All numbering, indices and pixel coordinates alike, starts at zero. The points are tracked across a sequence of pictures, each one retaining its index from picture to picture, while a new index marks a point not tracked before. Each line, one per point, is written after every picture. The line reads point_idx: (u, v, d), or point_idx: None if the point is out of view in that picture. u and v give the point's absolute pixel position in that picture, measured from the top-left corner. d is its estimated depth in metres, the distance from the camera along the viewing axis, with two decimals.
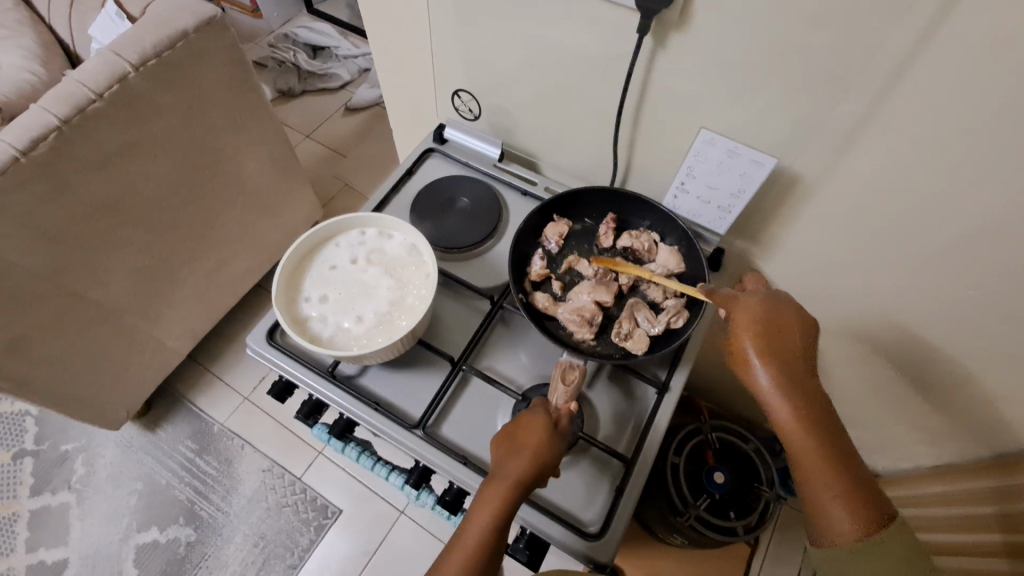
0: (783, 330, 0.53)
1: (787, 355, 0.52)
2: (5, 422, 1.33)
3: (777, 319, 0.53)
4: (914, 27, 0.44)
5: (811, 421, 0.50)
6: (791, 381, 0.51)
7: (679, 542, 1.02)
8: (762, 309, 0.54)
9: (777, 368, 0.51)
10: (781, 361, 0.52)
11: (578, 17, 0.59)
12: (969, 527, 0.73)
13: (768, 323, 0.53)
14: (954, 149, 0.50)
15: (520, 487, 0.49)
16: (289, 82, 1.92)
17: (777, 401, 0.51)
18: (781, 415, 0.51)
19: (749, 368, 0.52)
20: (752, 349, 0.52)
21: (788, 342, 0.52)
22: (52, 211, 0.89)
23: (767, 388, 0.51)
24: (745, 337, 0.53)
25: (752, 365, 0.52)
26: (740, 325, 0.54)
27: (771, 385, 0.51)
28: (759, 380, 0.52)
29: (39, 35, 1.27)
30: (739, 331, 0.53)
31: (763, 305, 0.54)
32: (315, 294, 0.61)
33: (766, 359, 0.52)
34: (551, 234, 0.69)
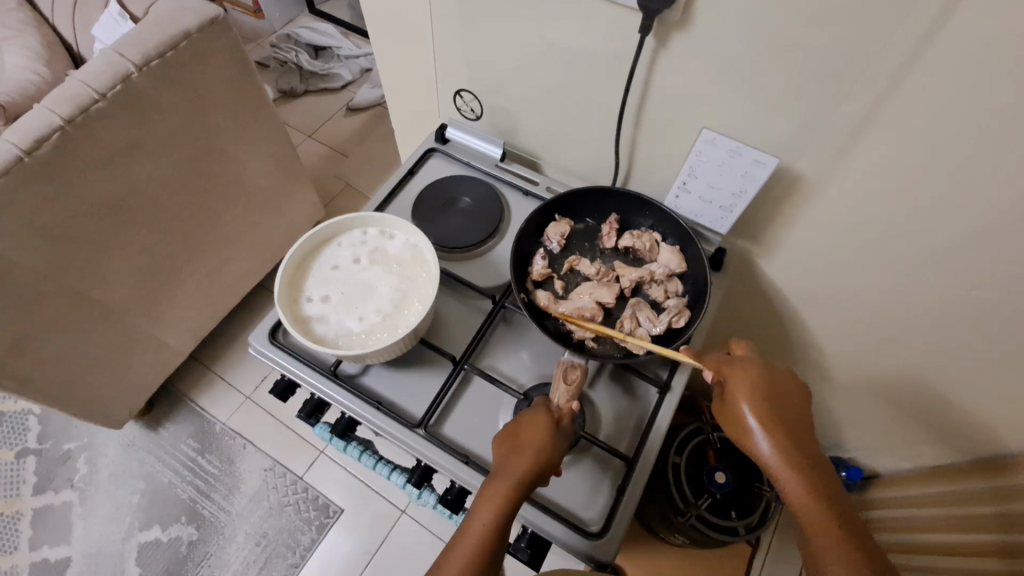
0: (779, 393, 0.53)
1: (785, 419, 0.52)
2: (8, 420, 1.34)
3: (772, 384, 0.53)
4: (915, 27, 0.44)
5: (816, 489, 0.49)
6: (791, 446, 0.51)
7: (680, 541, 1.02)
8: (758, 372, 0.54)
9: (777, 432, 0.51)
10: (781, 425, 0.51)
11: (580, 17, 0.59)
12: (969, 527, 0.76)
13: (764, 387, 0.53)
14: (955, 150, 0.50)
15: (522, 486, 0.49)
16: (292, 82, 1.93)
17: (780, 466, 0.50)
18: (785, 481, 0.50)
19: (748, 431, 0.52)
20: (750, 413, 0.52)
21: (785, 406, 0.53)
22: (55, 211, 0.90)
23: (769, 453, 0.51)
24: (744, 400, 0.53)
25: (751, 429, 0.52)
26: (738, 388, 0.53)
27: (772, 450, 0.51)
28: (760, 445, 0.51)
29: (43, 36, 1.27)
30: (737, 394, 0.53)
31: (759, 369, 0.54)
32: (317, 294, 0.61)
33: (764, 422, 0.51)
34: (552, 235, 0.69)
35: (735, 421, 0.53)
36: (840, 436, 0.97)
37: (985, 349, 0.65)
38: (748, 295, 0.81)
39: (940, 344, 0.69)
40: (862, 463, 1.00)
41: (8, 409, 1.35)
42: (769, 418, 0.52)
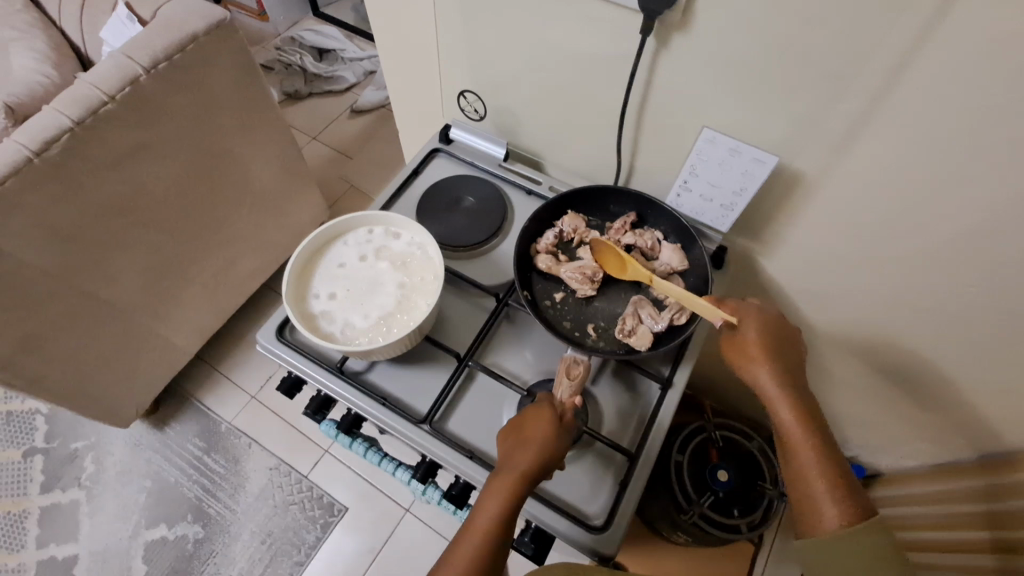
0: (781, 337, 0.57)
1: (785, 359, 0.56)
2: (16, 420, 1.35)
3: (777, 327, 0.57)
4: (912, 26, 0.45)
5: (809, 419, 0.53)
6: (790, 379, 0.55)
7: (683, 540, 1.02)
8: (766, 316, 0.57)
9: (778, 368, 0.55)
10: (781, 363, 0.55)
11: (582, 18, 0.60)
12: (964, 526, 0.78)
13: (771, 329, 0.57)
14: (953, 147, 0.51)
15: (529, 477, 0.50)
16: (296, 84, 1.94)
17: (778, 398, 0.54)
18: (781, 411, 0.54)
19: (752, 365, 0.55)
20: (757, 348, 0.55)
21: (785, 348, 0.57)
22: (65, 211, 0.91)
23: (770, 386, 0.54)
24: (752, 337, 0.56)
25: (755, 364, 0.55)
26: (748, 328, 0.57)
27: (773, 383, 0.54)
28: (762, 378, 0.55)
29: (51, 39, 1.29)
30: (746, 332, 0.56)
31: (768, 314, 0.58)
32: (324, 292, 0.62)
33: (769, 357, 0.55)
34: (565, 224, 0.70)
35: (741, 356, 0.56)
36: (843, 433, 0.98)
37: (983, 347, 0.66)
38: (750, 293, 0.82)
39: (939, 342, 0.69)
40: (864, 461, 1.01)
41: (15, 409, 1.37)
42: (773, 355, 0.55)
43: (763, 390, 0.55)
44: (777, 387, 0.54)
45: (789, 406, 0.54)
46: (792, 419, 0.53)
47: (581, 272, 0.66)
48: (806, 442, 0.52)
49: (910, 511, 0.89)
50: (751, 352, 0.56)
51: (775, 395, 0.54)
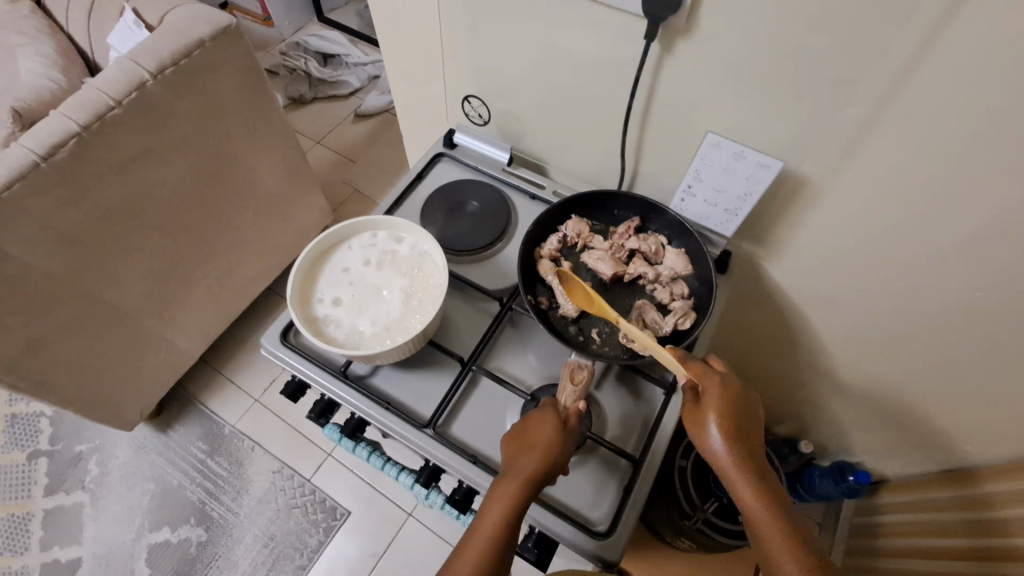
0: (743, 411, 0.54)
1: (745, 433, 0.53)
2: (21, 422, 1.36)
3: (738, 399, 0.54)
4: (917, 31, 0.45)
5: (771, 499, 0.51)
6: (750, 457, 0.52)
7: (687, 546, 1.02)
8: (731, 384, 0.55)
9: (736, 444, 0.52)
10: (739, 435, 0.53)
11: (587, 23, 0.60)
12: (937, 532, 0.83)
13: (732, 402, 0.54)
14: (959, 152, 0.50)
15: (532, 484, 0.50)
16: (300, 89, 1.95)
17: (739, 478, 0.52)
18: (744, 492, 0.51)
19: (711, 442, 0.53)
20: (718, 421, 0.53)
21: (745, 421, 0.54)
22: (70, 215, 0.91)
23: (730, 463, 0.52)
24: (715, 410, 0.53)
25: (716, 443, 0.52)
26: (712, 399, 0.54)
27: (733, 460, 0.52)
28: (722, 453, 0.52)
29: (58, 45, 1.30)
30: (709, 407, 0.53)
31: (733, 385, 0.55)
32: (328, 296, 0.62)
33: (728, 433, 0.52)
34: (569, 229, 0.70)
35: (699, 428, 0.54)
36: (847, 438, 0.98)
37: (987, 353, 0.66)
38: (754, 297, 0.82)
39: (945, 347, 0.69)
40: (869, 467, 1.00)
41: (20, 411, 1.37)
42: (733, 430, 0.52)
43: (724, 468, 0.52)
44: (737, 465, 0.51)
45: (752, 486, 0.51)
46: (756, 500, 0.51)
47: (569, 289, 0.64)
48: (770, 524, 0.50)
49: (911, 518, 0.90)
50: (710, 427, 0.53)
51: (737, 476, 0.51)
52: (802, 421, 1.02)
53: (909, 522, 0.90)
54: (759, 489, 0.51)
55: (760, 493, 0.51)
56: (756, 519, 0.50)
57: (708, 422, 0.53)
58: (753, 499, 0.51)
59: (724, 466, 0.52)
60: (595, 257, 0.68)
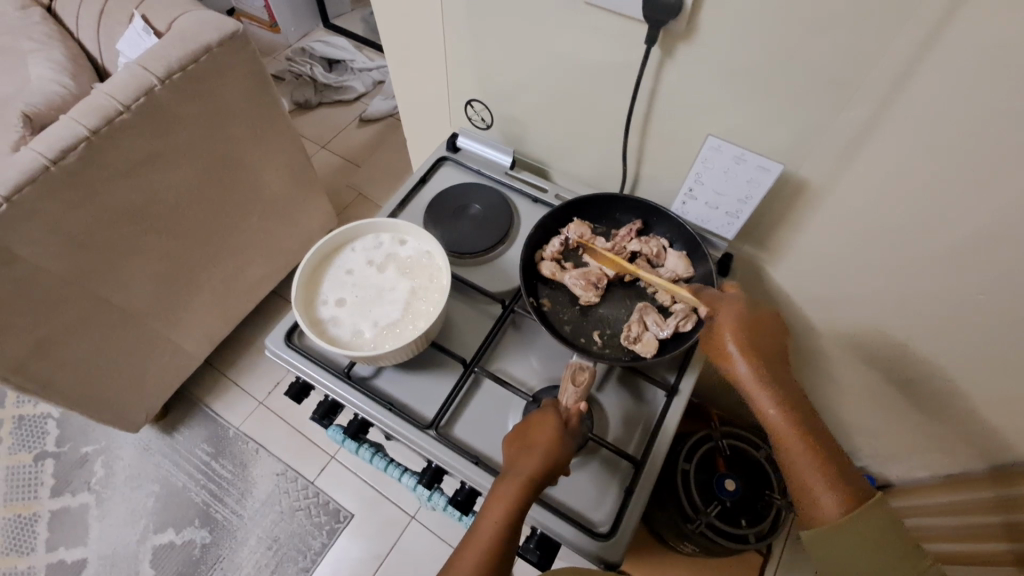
0: (761, 330, 0.57)
1: (764, 350, 0.56)
2: (28, 423, 1.37)
3: (755, 319, 0.58)
4: (914, 36, 0.46)
5: (791, 409, 0.54)
6: (770, 370, 0.55)
7: (690, 550, 1.02)
8: (747, 311, 0.58)
9: (754, 362, 0.55)
10: (760, 354, 0.56)
11: (589, 29, 0.61)
12: (978, 535, 0.78)
13: (747, 324, 0.57)
14: (959, 154, 0.51)
15: (533, 484, 0.50)
16: (306, 94, 1.97)
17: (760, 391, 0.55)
18: (767, 408, 0.55)
19: (729, 362, 0.57)
20: (738, 344, 0.56)
21: (764, 341, 0.57)
22: (79, 217, 0.92)
23: (750, 380, 0.55)
24: (733, 335, 0.57)
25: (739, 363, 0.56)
26: (729, 326, 0.57)
27: (749, 375, 0.55)
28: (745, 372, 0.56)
29: (68, 51, 1.32)
30: (728, 334, 0.57)
31: (750, 310, 0.58)
32: (332, 298, 0.63)
33: (743, 353, 0.56)
34: (571, 231, 0.70)
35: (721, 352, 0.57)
36: (852, 441, 0.98)
37: (987, 354, 0.66)
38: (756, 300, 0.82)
39: (950, 350, 0.69)
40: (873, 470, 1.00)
41: (27, 413, 1.38)
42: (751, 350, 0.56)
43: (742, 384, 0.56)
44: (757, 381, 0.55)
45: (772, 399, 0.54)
46: (776, 410, 0.54)
47: (585, 279, 0.66)
48: (790, 433, 0.53)
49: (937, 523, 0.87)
50: (728, 349, 0.57)
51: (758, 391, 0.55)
52: None
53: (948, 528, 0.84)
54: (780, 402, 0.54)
55: (779, 405, 0.54)
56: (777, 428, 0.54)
57: (723, 347, 0.57)
58: (773, 411, 0.54)
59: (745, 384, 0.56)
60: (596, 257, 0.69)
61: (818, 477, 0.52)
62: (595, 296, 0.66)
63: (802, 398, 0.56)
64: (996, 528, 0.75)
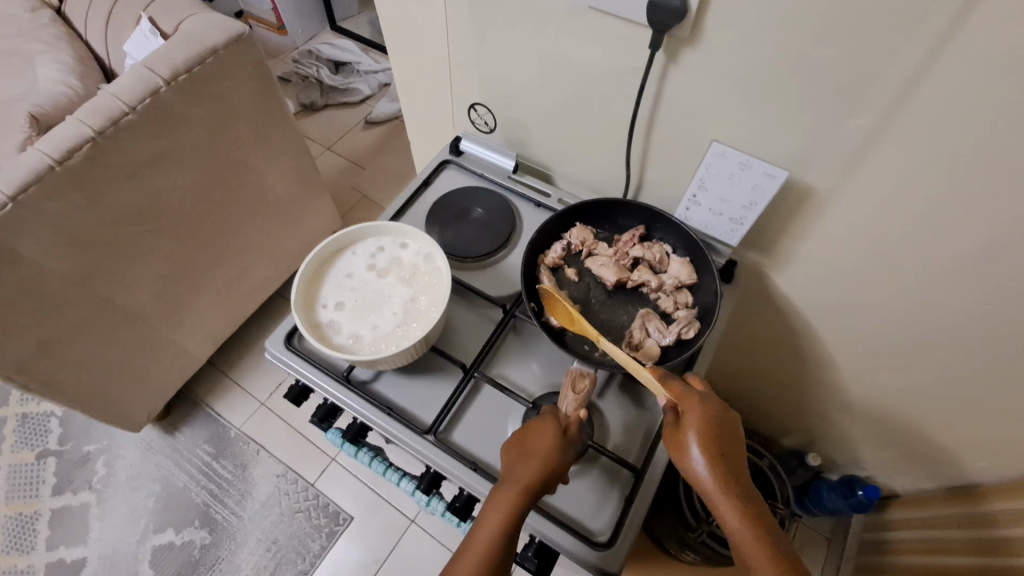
0: (726, 433, 0.52)
1: (730, 455, 0.51)
2: (31, 422, 1.37)
3: (722, 420, 0.52)
4: (924, 42, 0.45)
5: (757, 524, 0.48)
6: (729, 471, 0.50)
7: (691, 559, 1.00)
8: (710, 405, 0.53)
9: (719, 465, 0.50)
10: (722, 457, 0.50)
11: (594, 33, 0.60)
12: (941, 548, 0.84)
13: (716, 423, 0.52)
14: (969, 162, 0.50)
15: (531, 491, 0.49)
16: (312, 96, 1.98)
17: (724, 501, 0.49)
18: (731, 519, 0.49)
19: (693, 465, 0.50)
20: (699, 443, 0.50)
21: (730, 446, 0.51)
22: (84, 219, 0.93)
23: (715, 488, 0.49)
24: (695, 431, 0.51)
25: (698, 465, 0.50)
26: (691, 423, 0.52)
27: (715, 481, 0.49)
28: (706, 476, 0.50)
29: (75, 52, 1.32)
30: (689, 428, 0.51)
31: (714, 405, 0.53)
32: (332, 301, 0.63)
33: (711, 454, 0.50)
34: (573, 236, 0.69)
35: (681, 452, 0.51)
36: (857, 451, 0.97)
37: (992, 365, 0.66)
38: (760, 307, 0.81)
39: (955, 360, 0.68)
40: (879, 481, 0.99)
41: (30, 411, 1.39)
42: (717, 451, 0.50)
43: (706, 489, 0.50)
44: (724, 491, 0.49)
45: (737, 511, 0.48)
46: (744, 526, 0.48)
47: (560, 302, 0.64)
48: (763, 557, 0.47)
49: (913, 536, 0.91)
50: (689, 447, 0.51)
51: (722, 500, 0.49)
52: (810, 434, 1.01)
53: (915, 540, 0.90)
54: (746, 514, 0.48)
55: (747, 518, 0.48)
56: (745, 546, 0.48)
57: (689, 442, 0.51)
58: (743, 529, 0.48)
59: (709, 492, 0.50)
60: (597, 263, 0.68)
61: None
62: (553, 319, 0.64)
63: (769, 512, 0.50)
64: (961, 542, 0.80)
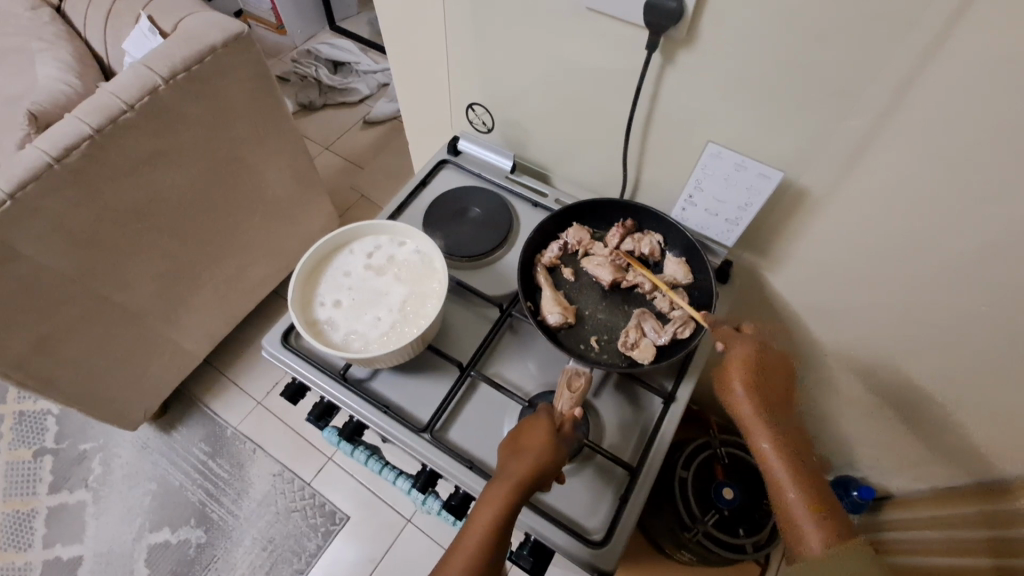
0: (768, 370, 0.62)
1: (766, 384, 0.61)
2: (28, 419, 1.37)
3: (764, 356, 0.62)
4: (918, 44, 0.45)
5: (784, 440, 0.58)
6: (764, 396, 0.60)
7: (688, 559, 1.01)
8: (755, 343, 0.62)
9: (756, 390, 0.60)
10: (759, 383, 0.61)
11: (592, 33, 0.61)
12: (936, 548, 0.84)
13: (757, 357, 0.61)
14: (963, 163, 0.50)
15: (523, 489, 0.49)
16: (310, 96, 1.98)
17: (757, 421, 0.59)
18: (760, 437, 0.59)
19: (736, 398, 0.61)
20: (740, 373, 0.61)
21: (767, 374, 0.62)
22: (83, 216, 0.93)
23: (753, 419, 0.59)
24: (738, 362, 0.61)
25: (738, 392, 0.61)
26: (734, 357, 0.61)
27: (751, 404, 0.60)
28: (743, 400, 0.60)
29: (74, 50, 1.33)
30: (732, 362, 0.61)
31: (757, 342, 0.62)
32: (330, 299, 0.63)
33: (749, 382, 0.60)
34: (569, 236, 0.70)
35: (725, 382, 0.62)
36: (852, 452, 0.97)
37: (984, 365, 0.66)
38: (756, 308, 0.81)
39: (949, 361, 0.69)
40: (874, 482, 0.99)
41: (27, 409, 1.39)
42: (756, 388, 0.60)
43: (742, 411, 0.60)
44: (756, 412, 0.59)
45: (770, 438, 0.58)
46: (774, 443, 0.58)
47: (559, 301, 0.64)
48: (784, 467, 0.57)
49: (909, 535, 0.91)
50: (734, 384, 0.61)
51: (754, 421, 0.59)
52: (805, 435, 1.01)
53: (910, 540, 0.90)
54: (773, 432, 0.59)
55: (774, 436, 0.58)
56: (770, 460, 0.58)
57: (733, 370, 0.61)
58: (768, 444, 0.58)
59: (744, 414, 0.60)
60: (593, 262, 0.68)
61: (800, 510, 0.55)
62: (558, 316, 0.63)
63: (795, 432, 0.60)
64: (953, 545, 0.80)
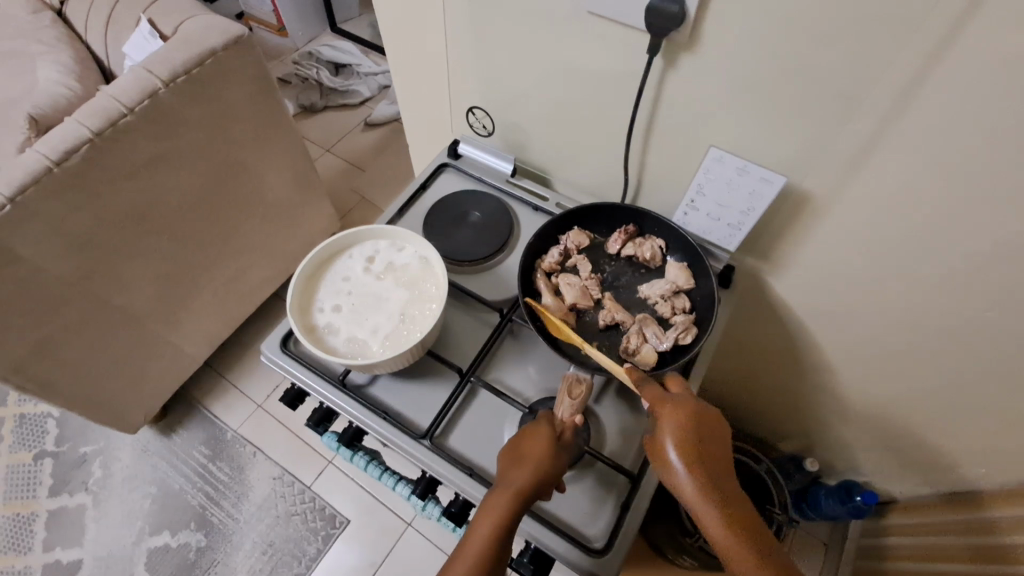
0: (704, 436, 0.51)
1: (705, 451, 0.51)
2: (29, 422, 1.37)
3: (698, 420, 0.52)
4: (924, 48, 0.45)
5: (735, 522, 0.48)
6: (704, 470, 0.50)
7: (689, 564, 1.00)
8: (686, 404, 0.52)
9: (696, 464, 0.50)
10: (697, 454, 0.50)
11: (593, 37, 0.60)
12: (941, 553, 0.83)
13: (688, 423, 0.51)
14: (969, 168, 0.49)
15: (523, 498, 0.49)
16: (312, 98, 1.98)
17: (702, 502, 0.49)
18: (709, 522, 0.49)
19: (673, 471, 0.50)
20: (675, 445, 0.50)
21: (706, 441, 0.51)
22: (82, 219, 0.93)
23: (693, 492, 0.49)
24: (671, 431, 0.51)
25: (677, 470, 0.50)
26: (665, 424, 0.52)
27: (691, 483, 0.49)
28: (682, 478, 0.50)
29: (75, 53, 1.33)
30: (663, 431, 0.51)
31: (690, 403, 0.53)
32: (329, 304, 0.62)
33: (686, 454, 0.50)
34: (570, 240, 0.70)
35: (659, 455, 0.51)
36: (855, 457, 0.96)
37: (990, 371, 0.66)
38: (758, 312, 0.81)
39: (954, 366, 0.68)
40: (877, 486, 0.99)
41: (27, 412, 1.39)
42: (696, 456, 0.50)
43: (684, 491, 0.50)
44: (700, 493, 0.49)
45: (717, 515, 0.48)
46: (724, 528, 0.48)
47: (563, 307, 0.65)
48: (743, 555, 0.47)
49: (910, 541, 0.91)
50: (668, 454, 0.51)
51: (700, 503, 0.49)
52: (807, 440, 1.01)
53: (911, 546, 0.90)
54: (722, 514, 0.48)
55: (724, 519, 0.48)
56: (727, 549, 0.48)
57: (665, 442, 0.51)
58: (717, 528, 0.48)
59: (686, 496, 0.50)
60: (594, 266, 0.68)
61: None
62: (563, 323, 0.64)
63: (746, 509, 0.50)
64: (958, 551, 0.80)
